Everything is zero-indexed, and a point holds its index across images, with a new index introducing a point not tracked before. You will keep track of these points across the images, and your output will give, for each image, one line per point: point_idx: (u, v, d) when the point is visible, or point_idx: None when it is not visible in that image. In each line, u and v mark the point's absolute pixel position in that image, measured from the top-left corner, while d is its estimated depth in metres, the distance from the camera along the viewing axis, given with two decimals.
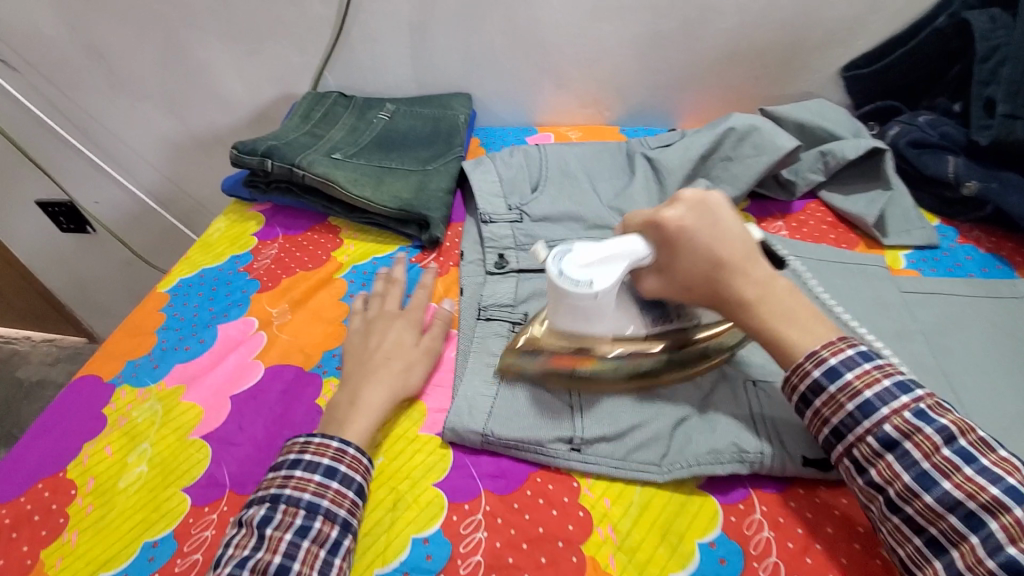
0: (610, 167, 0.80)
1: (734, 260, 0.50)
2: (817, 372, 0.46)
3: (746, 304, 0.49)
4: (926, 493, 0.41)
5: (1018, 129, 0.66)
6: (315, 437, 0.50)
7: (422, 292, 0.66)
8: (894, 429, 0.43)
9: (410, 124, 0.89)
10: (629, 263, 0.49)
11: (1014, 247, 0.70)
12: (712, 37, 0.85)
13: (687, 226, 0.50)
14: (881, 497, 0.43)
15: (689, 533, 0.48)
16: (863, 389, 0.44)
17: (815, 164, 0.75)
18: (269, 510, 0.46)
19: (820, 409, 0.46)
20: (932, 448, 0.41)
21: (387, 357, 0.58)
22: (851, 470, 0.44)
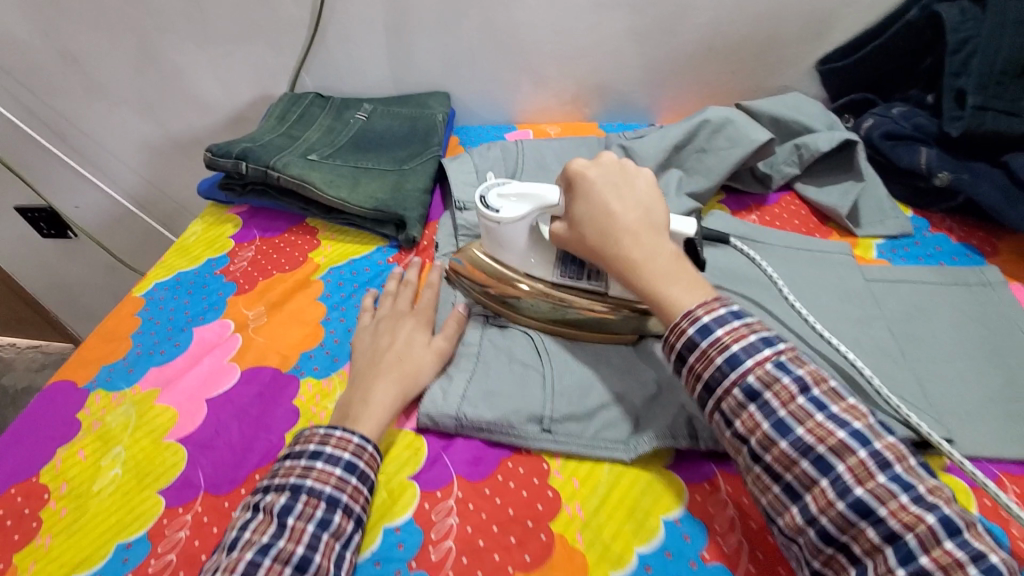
0: (588, 160, 0.81)
1: (626, 217, 0.51)
2: (691, 329, 0.44)
3: (628, 260, 0.49)
4: (781, 440, 0.40)
5: (988, 120, 0.67)
6: (336, 431, 0.50)
7: (428, 292, 0.65)
8: (757, 379, 0.41)
9: (387, 124, 0.89)
10: (539, 206, 0.57)
11: (985, 236, 0.70)
12: (688, 33, 0.85)
13: (589, 178, 0.53)
14: (744, 448, 0.42)
15: (656, 509, 0.48)
16: (731, 344, 0.43)
17: (789, 157, 0.75)
18: (289, 500, 0.45)
19: (693, 366, 0.44)
20: (789, 397, 0.41)
21: (399, 356, 0.57)
22: (721, 423, 0.44)
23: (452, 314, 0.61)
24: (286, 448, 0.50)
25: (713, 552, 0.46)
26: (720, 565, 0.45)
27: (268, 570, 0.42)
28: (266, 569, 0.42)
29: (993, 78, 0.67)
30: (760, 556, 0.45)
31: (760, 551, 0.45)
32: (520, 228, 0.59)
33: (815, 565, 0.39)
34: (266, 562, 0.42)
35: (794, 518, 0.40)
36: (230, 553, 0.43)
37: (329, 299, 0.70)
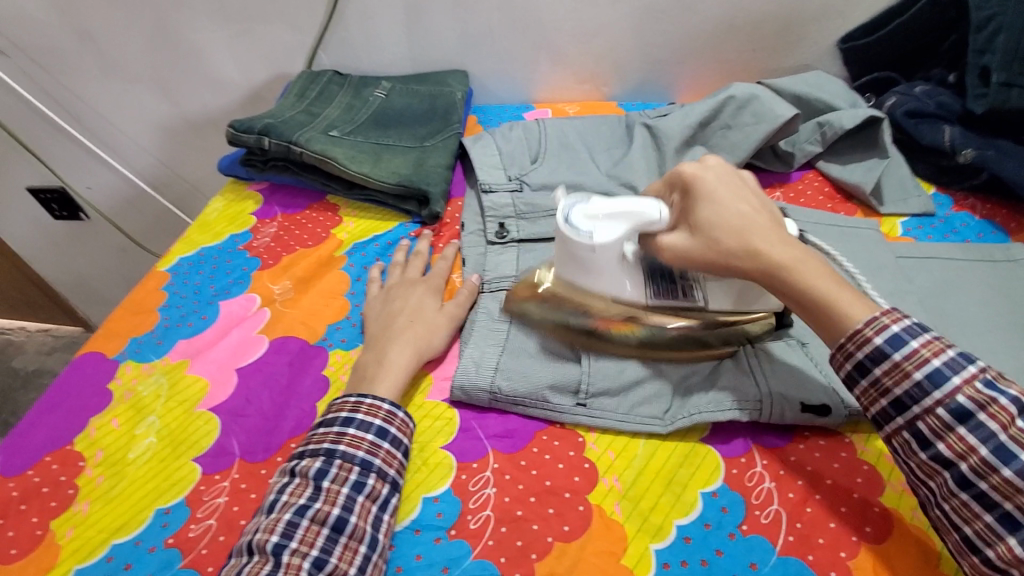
0: (608, 138, 0.81)
1: (763, 220, 0.49)
2: (879, 339, 0.42)
3: (785, 262, 0.46)
4: (1004, 467, 0.37)
5: (1014, 97, 0.67)
6: (367, 398, 0.51)
7: (439, 263, 0.67)
8: (969, 399, 0.39)
9: (407, 102, 0.89)
10: (636, 224, 0.51)
11: (1009, 214, 0.69)
12: (710, 10, 0.84)
13: (712, 181, 0.50)
14: (947, 473, 0.40)
15: (692, 482, 0.48)
16: (930, 358, 0.41)
17: (812, 135, 0.75)
18: (324, 464, 0.46)
19: (880, 380, 0.42)
20: (1008, 419, 0.38)
21: (410, 319, 0.58)
22: (912, 444, 0.41)
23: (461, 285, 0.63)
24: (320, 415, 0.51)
25: (752, 524, 0.45)
26: (759, 536, 0.44)
27: (306, 531, 0.43)
28: (304, 529, 0.43)
29: (1018, 56, 0.67)
30: (800, 527, 0.45)
31: (799, 522, 0.45)
32: (614, 251, 0.52)
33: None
34: (304, 522, 0.43)
35: (1014, 550, 0.36)
36: (269, 515, 0.44)
37: (353, 273, 0.70)
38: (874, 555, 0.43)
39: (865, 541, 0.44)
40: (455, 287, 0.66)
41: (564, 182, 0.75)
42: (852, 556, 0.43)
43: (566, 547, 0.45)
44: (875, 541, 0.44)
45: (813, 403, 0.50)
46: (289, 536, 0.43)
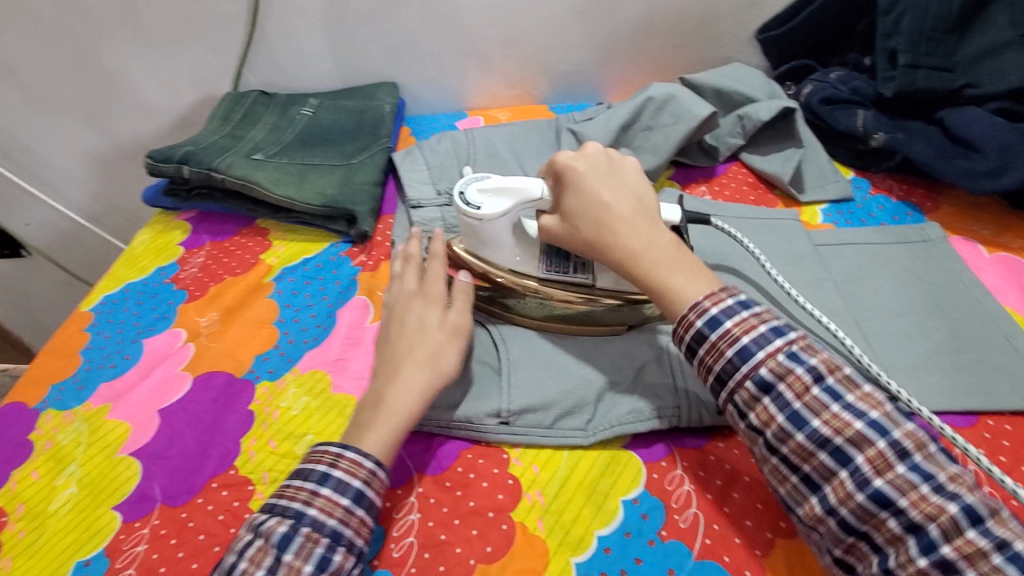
0: (537, 146, 0.81)
1: (621, 208, 0.51)
2: (699, 323, 0.45)
3: (629, 251, 0.50)
4: (797, 433, 0.40)
5: (921, 77, 0.68)
6: (348, 451, 0.46)
7: (436, 264, 0.58)
8: (769, 371, 0.42)
9: (334, 118, 0.88)
10: (521, 200, 0.56)
11: (924, 192, 0.71)
12: (629, 8, 0.85)
13: (578, 171, 0.53)
14: (759, 440, 0.43)
15: (614, 491, 0.49)
16: (740, 336, 0.43)
17: (733, 128, 0.76)
18: (289, 530, 0.42)
19: (703, 359, 0.45)
20: (803, 388, 0.41)
21: (410, 346, 0.52)
22: (734, 416, 0.44)
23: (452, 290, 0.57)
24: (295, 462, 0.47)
25: (670, 529, 0.46)
26: (677, 541, 0.45)
27: None
28: None
29: (924, 35, 0.67)
30: (717, 527, 0.46)
31: (716, 523, 0.46)
32: (501, 224, 0.56)
33: (837, 552, 0.40)
34: None
35: (815, 509, 0.40)
36: None
37: (281, 299, 0.69)
38: (786, 549, 0.45)
39: (777, 536, 0.45)
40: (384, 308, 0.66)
41: None
42: (764, 552, 0.45)
43: (490, 567, 0.45)
44: (786, 534, 0.46)
45: None
46: None
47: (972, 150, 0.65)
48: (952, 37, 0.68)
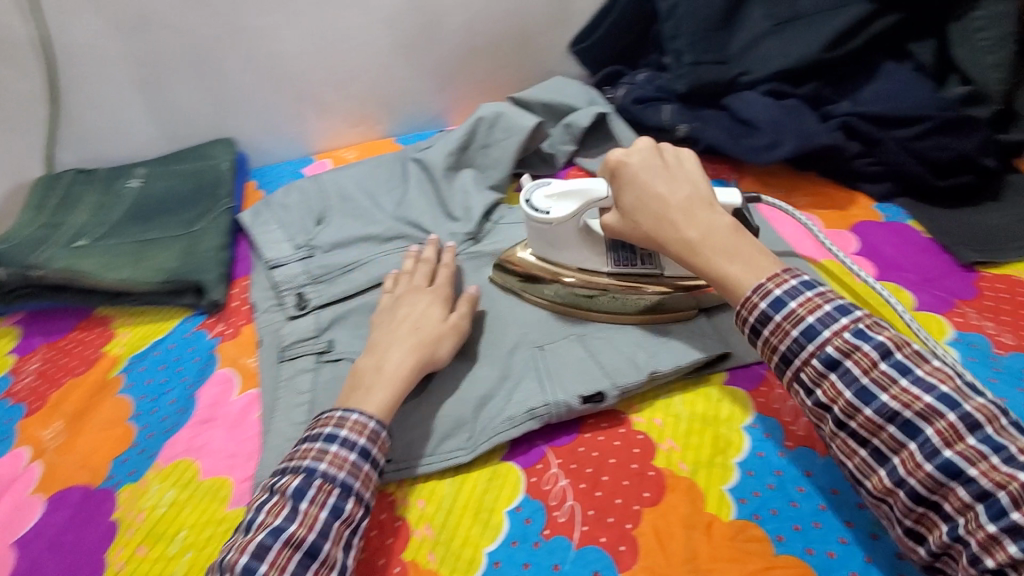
0: (386, 180, 0.80)
1: (675, 198, 0.54)
2: (763, 304, 0.46)
3: (687, 240, 0.52)
4: (865, 407, 0.42)
5: (702, 72, 0.78)
6: (353, 413, 0.50)
7: (445, 271, 0.66)
8: (836, 349, 0.43)
9: (167, 185, 0.82)
10: (587, 200, 0.60)
11: (730, 167, 0.81)
12: (451, 37, 0.89)
13: (634, 166, 0.56)
14: (827, 415, 0.44)
15: (498, 504, 0.51)
16: (806, 316, 0.44)
17: (563, 136, 0.82)
18: (303, 483, 0.46)
19: (769, 339, 0.46)
20: (870, 364, 0.42)
21: (415, 329, 0.58)
22: (801, 394, 0.45)
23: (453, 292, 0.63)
24: (307, 430, 0.51)
25: (551, 526, 0.50)
26: (559, 537, 0.49)
27: (277, 554, 0.42)
28: (275, 551, 0.42)
29: (699, 36, 0.77)
30: (592, 513, 0.50)
31: (590, 509, 0.50)
32: (569, 226, 0.61)
33: (908, 523, 0.41)
34: (277, 544, 0.43)
35: (884, 480, 0.41)
36: (246, 534, 0.44)
37: (134, 392, 0.64)
38: (651, 517, 0.50)
39: (643, 506, 0.50)
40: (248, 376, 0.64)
41: (352, 236, 0.74)
42: (634, 524, 0.49)
43: None
44: (650, 503, 0.51)
45: (590, 393, 0.56)
46: (259, 558, 0.42)
47: (753, 128, 0.75)
48: (722, 35, 0.78)
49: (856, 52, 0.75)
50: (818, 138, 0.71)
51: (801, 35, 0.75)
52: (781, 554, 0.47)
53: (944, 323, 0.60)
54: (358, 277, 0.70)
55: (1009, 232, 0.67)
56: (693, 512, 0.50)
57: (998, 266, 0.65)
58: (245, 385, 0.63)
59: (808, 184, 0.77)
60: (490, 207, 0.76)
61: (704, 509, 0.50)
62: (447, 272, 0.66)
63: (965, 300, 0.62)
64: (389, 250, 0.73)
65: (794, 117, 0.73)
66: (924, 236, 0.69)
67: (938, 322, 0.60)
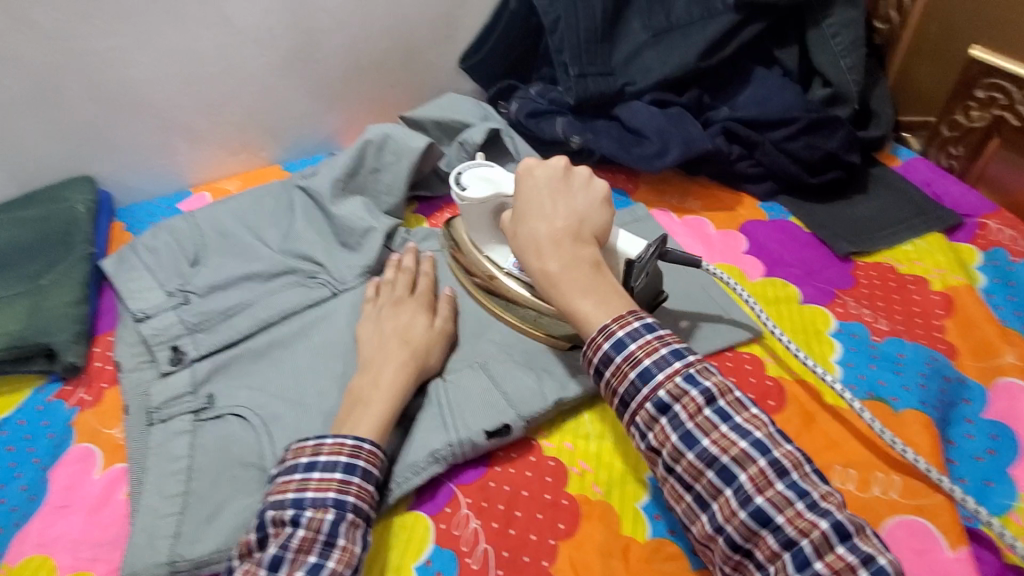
0: (272, 211, 0.75)
1: (558, 221, 0.51)
2: (606, 345, 0.45)
3: (546, 266, 0.49)
4: (689, 452, 0.42)
5: (590, 84, 0.78)
6: (365, 442, 0.49)
7: (426, 278, 0.65)
8: (667, 394, 0.43)
9: (9, 235, 0.71)
10: (500, 194, 0.59)
11: (627, 175, 0.82)
12: (332, 57, 0.84)
13: (535, 180, 0.54)
14: (658, 459, 0.44)
15: (407, 560, 0.48)
16: (643, 359, 0.44)
17: (460, 154, 0.80)
18: (336, 516, 0.44)
19: (610, 381, 0.45)
20: (697, 409, 0.42)
21: (404, 340, 0.57)
22: (636, 436, 0.45)
23: (435, 297, 0.64)
24: (303, 457, 0.47)
25: None
26: None
27: None
28: None
29: (583, 48, 0.78)
30: (506, 554, 0.48)
31: (504, 551, 0.48)
32: (480, 211, 0.61)
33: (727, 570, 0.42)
34: None
35: (705, 527, 0.42)
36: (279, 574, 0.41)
37: None
38: (567, 550, 0.48)
39: (558, 540, 0.49)
40: (114, 449, 0.57)
41: (232, 275, 0.68)
42: (549, 560, 0.48)
43: None
44: (566, 535, 0.49)
45: (494, 427, 0.54)
46: None
47: (642, 137, 0.76)
48: (605, 46, 0.79)
49: (729, 59, 0.79)
50: (700, 144, 0.73)
51: (677, 45, 0.78)
52: (696, 569, 0.47)
53: (827, 314, 0.64)
54: (241, 322, 0.64)
55: (875, 223, 0.73)
56: (609, 537, 0.49)
57: (869, 254, 0.70)
58: (110, 460, 0.56)
59: (699, 187, 0.80)
60: (389, 233, 0.73)
61: (619, 532, 0.50)
62: (426, 278, 0.65)
63: (844, 290, 0.67)
64: (277, 288, 0.68)
65: (679, 125, 0.75)
66: (805, 231, 0.73)
67: (823, 315, 0.64)
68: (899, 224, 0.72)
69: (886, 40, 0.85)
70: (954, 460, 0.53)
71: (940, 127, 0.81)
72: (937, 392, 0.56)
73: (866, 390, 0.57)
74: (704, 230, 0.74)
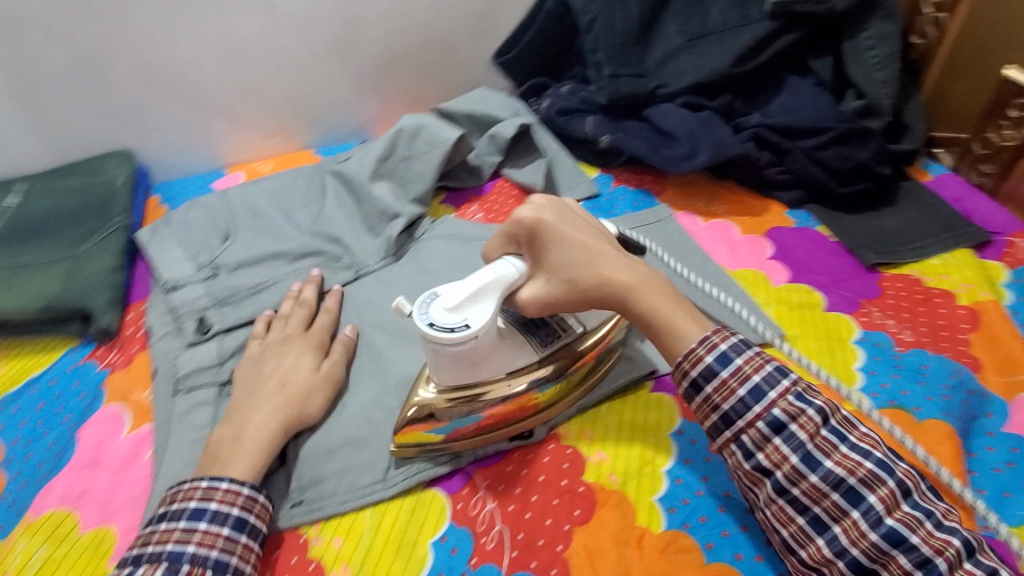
0: (304, 193, 0.76)
1: (603, 248, 0.51)
2: (709, 357, 0.46)
3: (625, 288, 0.50)
4: (812, 473, 0.43)
5: (622, 84, 0.79)
6: (222, 482, 0.47)
7: (325, 318, 0.62)
8: (782, 412, 0.44)
9: (50, 203, 0.73)
10: (501, 292, 0.48)
11: (654, 176, 0.82)
12: (370, 48, 0.86)
13: (552, 223, 0.50)
14: (768, 480, 0.45)
15: (422, 535, 0.49)
16: (752, 375, 0.45)
17: (489, 147, 0.81)
18: (170, 570, 0.42)
19: (712, 397, 0.46)
20: (815, 428, 0.44)
21: (281, 383, 0.54)
22: (738, 456, 0.46)
23: (330, 339, 0.61)
24: (161, 505, 0.46)
25: (479, 554, 0.48)
26: (488, 564, 0.47)
27: None
28: None
29: (617, 50, 0.79)
30: (521, 536, 0.49)
31: (519, 533, 0.49)
32: (491, 331, 0.48)
33: None
34: None
35: (823, 549, 0.42)
36: None
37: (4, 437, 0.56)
38: (581, 535, 0.49)
39: (573, 526, 0.49)
40: (143, 412, 0.58)
41: (261, 253, 0.69)
42: (563, 544, 0.48)
43: None
44: (581, 521, 0.50)
45: None
46: None
47: (672, 139, 0.76)
48: (639, 48, 0.80)
49: (763, 67, 0.80)
50: (730, 148, 0.74)
51: (711, 50, 0.79)
52: (711, 563, 0.47)
53: (851, 323, 0.64)
54: (267, 298, 0.66)
55: (903, 235, 0.72)
56: (624, 526, 0.49)
57: (896, 265, 0.70)
58: (138, 422, 0.57)
59: (725, 192, 0.80)
60: (413, 221, 0.74)
61: (634, 522, 0.50)
62: (327, 314, 0.63)
63: (870, 299, 0.66)
64: (304, 268, 0.69)
65: (710, 129, 0.75)
66: (831, 240, 0.73)
67: (847, 323, 0.64)
68: (928, 238, 0.72)
69: (921, 55, 0.85)
70: (976, 471, 0.52)
71: (972, 144, 0.81)
72: (960, 403, 0.55)
73: (888, 397, 0.56)
74: (729, 234, 0.75)
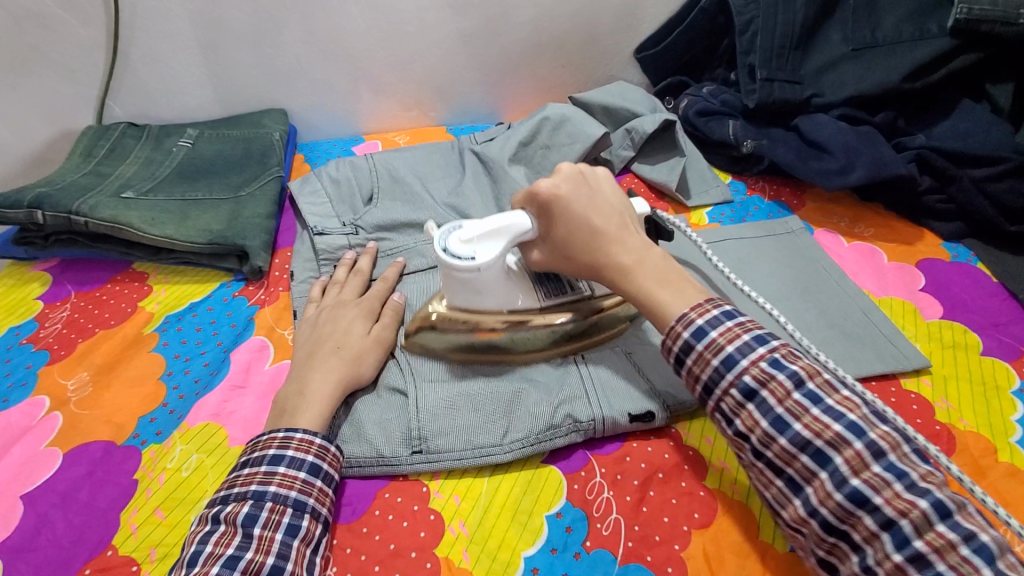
0: (443, 167, 0.79)
1: (605, 225, 0.52)
2: (686, 333, 0.45)
3: (622, 266, 0.50)
4: (780, 436, 0.41)
5: (776, 90, 0.76)
6: (296, 432, 0.49)
7: (381, 286, 0.64)
8: (752, 378, 0.43)
9: (216, 149, 0.81)
10: (511, 238, 0.53)
11: (791, 191, 0.79)
12: (516, 32, 0.88)
13: (561, 195, 0.52)
14: (745, 446, 0.43)
15: (537, 507, 0.50)
16: (725, 345, 0.44)
17: (624, 141, 0.80)
18: (253, 508, 0.44)
19: (691, 369, 0.45)
20: (784, 393, 0.42)
21: (337, 346, 0.56)
22: (721, 422, 0.45)
23: (381, 304, 0.63)
24: (242, 455, 0.48)
25: (594, 537, 0.48)
26: (602, 549, 0.47)
27: None
28: None
29: (774, 53, 0.76)
30: (637, 528, 0.48)
31: (636, 525, 0.49)
32: (496, 268, 0.53)
33: (821, 554, 0.41)
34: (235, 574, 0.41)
35: (798, 510, 0.41)
36: (193, 568, 0.41)
37: (167, 352, 0.63)
38: (700, 538, 0.48)
39: (692, 528, 0.48)
40: (285, 348, 0.63)
41: (399, 219, 0.72)
42: (681, 543, 0.47)
43: None
44: (700, 525, 0.49)
45: (638, 412, 0.54)
46: None
47: (824, 151, 0.73)
48: (798, 53, 0.77)
49: (935, 86, 0.74)
50: (891, 168, 0.69)
51: (880, 62, 0.74)
52: None
53: (1011, 371, 0.58)
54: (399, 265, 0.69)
55: None
56: (746, 539, 0.48)
57: None
58: (280, 355, 0.62)
59: (872, 215, 0.75)
60: None
61: (758, 537, 0.48)
62: (385, 284, 0.65)
63: None
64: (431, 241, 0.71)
65: (870, 145, 0.71)
66: (993, 281, 0.67)
67: (1007, 370, 0.58)
68: None
69: None
70: None
71: None
72: None
73: None
74: (875, 259, 0.70)
